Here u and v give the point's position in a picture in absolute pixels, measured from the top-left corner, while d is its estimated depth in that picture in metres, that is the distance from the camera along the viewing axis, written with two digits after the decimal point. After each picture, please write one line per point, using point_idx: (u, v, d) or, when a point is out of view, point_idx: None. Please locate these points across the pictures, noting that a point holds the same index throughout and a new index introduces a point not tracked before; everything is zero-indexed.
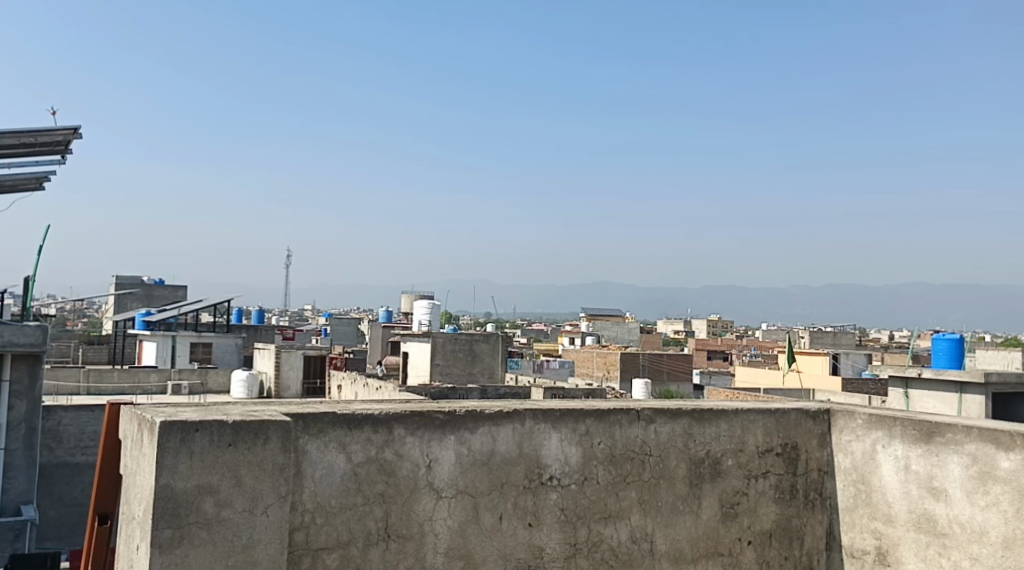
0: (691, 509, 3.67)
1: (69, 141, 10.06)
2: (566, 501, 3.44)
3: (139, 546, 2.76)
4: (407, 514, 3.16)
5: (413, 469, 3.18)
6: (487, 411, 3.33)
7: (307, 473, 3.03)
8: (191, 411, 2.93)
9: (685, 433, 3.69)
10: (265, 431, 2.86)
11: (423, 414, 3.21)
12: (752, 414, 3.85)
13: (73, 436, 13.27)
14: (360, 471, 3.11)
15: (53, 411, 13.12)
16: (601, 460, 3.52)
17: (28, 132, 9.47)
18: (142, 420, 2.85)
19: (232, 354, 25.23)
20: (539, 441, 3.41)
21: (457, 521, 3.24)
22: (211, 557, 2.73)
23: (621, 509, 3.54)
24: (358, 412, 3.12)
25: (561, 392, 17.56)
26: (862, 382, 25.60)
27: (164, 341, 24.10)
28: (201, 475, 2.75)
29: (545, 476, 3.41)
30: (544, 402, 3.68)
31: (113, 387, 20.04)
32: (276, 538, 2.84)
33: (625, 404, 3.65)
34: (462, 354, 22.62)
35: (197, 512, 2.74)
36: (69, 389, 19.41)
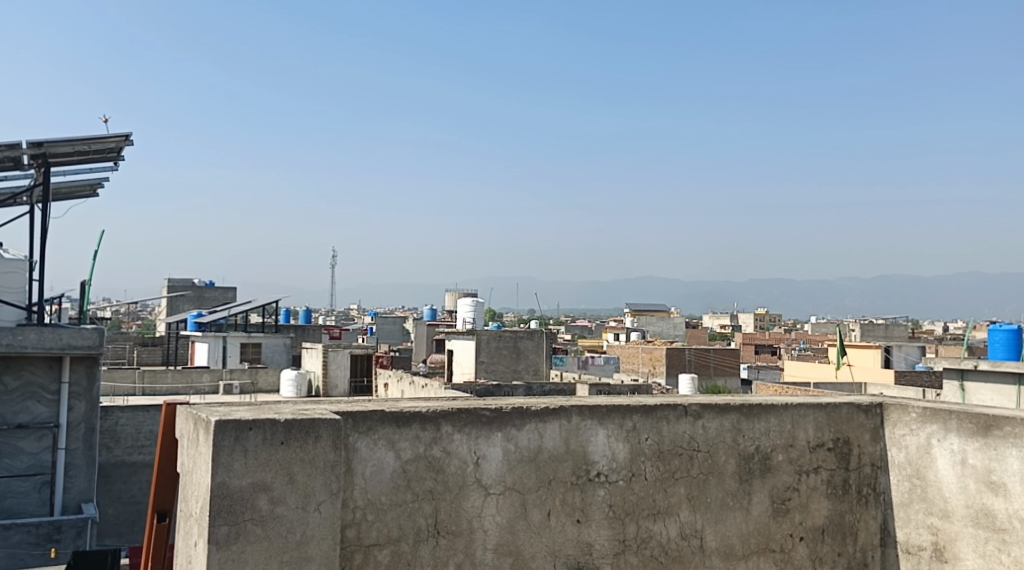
0: (742, 505, 3.68)
1: (121, 148, 10.30)
2: (614, 497, 3.47)
3: (197, 543, 2.86)
4: (456, 511, 3.23)
5: (461, 466, 3.25)
6: (533, 408, 3.38)
7: (358, 471, 3.10)
8: (245, 411, 3.02)
9: (733, 428, 3.69)
10: (317, 429, 2.94)
11: (470, 412, 3.27)
12: (802, 409, 3.84)
13: (129, 435, 13.62)
14: (408, 468, 3.17)
15: (111, 411, 13.47)
16: (649, 456, 3.54)
17: (81, 140, 9.73)
18: (198, 419, 2.95)
19: (282, 354, 25.64)
20: (585, 437, 3.44)
21: (506, 517, 3.29)
22: (266, 554, 2.82)
23: (670, 506, 3.56)
24: (406, 411, 3.18)
25: (606, 388, 17.54)
26: (915, 374, 25.20)
27: (216, 342, 24.58)
28: (255, 472, 2.84)
29: (593, 473, 3.45)
30: (591, 398, 3.72)
31: (168, 388, 20.51)
32: (328, 535, 2.93)
33: (672, 399, 3.67)
34: (506, 352, 22.69)
35: (251, 509, 2.83)
36: (125, 390, 19.91)
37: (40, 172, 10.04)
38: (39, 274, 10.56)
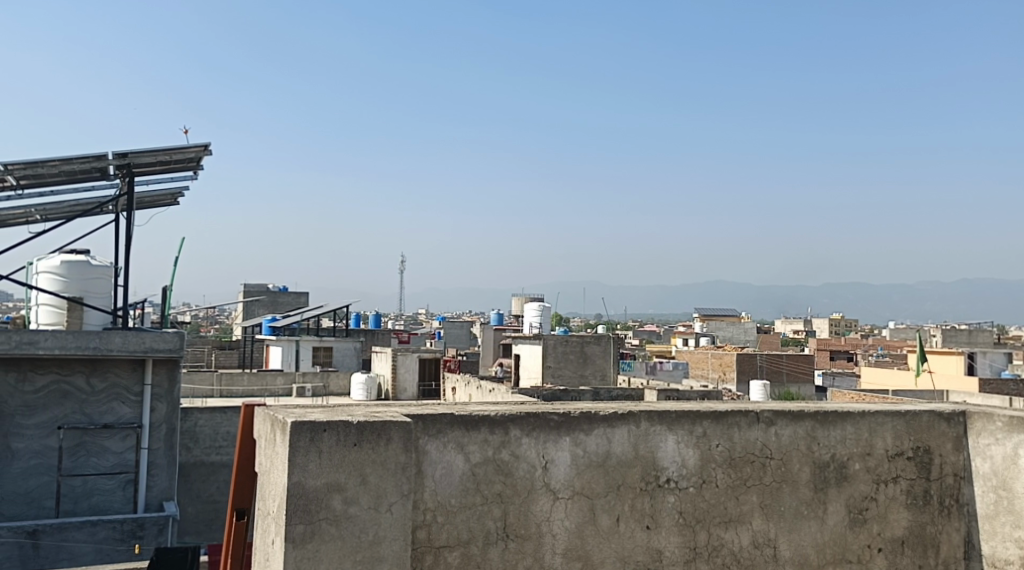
0: (816, 515, 3.62)
1: (200, 158, 10.62)
2: (684, 504, 3.46)
3: (274, 541, 2.94)
4: (525, 514, 3.25)
5: (530, 470, 3.27)
6: (602, 412, 3.38)
7: (428, 473, 3.15)
8: (319, 413, 3.10)
9: (808, 435, 3.64)
10: (388, 431, 3.01)
11: (538, 415, 3.30)
12: (880, 416, 3.76)
13: (208, 436, 14.03)
14: (477, 471, 3.22)
15: (191, 412, 13.92)
16: (720, 463, 3.51)
17: (163, 150, 10.08)
18: (274, 420, 3.05)
19: (352, 358, 26.08)
20: (654, 443, 3.44)
21: (574, 522, 3.31)
22: (340, 554, 2.89)
23: (741, 513, 3.53)
24: (475, 414, 3.23)
25: (675, 394, 17.34)
26: (1001, 383, 24.31)
27: (289, 346, 25.11)
28: (329, 473, 2.91)
29: (662, 479, 3.44)
30: (661, 404, 3.71)
31: (244, 390, 21.03)
32: (399, 535, 3.00)
33: (743, 406, 3.63)
34: (573, 357, 22.66)
35: (326, 509, 2.90)
36: (204, 392, 20.49)
37: (124, 181, 10.42)
38: (123, 281, 10.93)
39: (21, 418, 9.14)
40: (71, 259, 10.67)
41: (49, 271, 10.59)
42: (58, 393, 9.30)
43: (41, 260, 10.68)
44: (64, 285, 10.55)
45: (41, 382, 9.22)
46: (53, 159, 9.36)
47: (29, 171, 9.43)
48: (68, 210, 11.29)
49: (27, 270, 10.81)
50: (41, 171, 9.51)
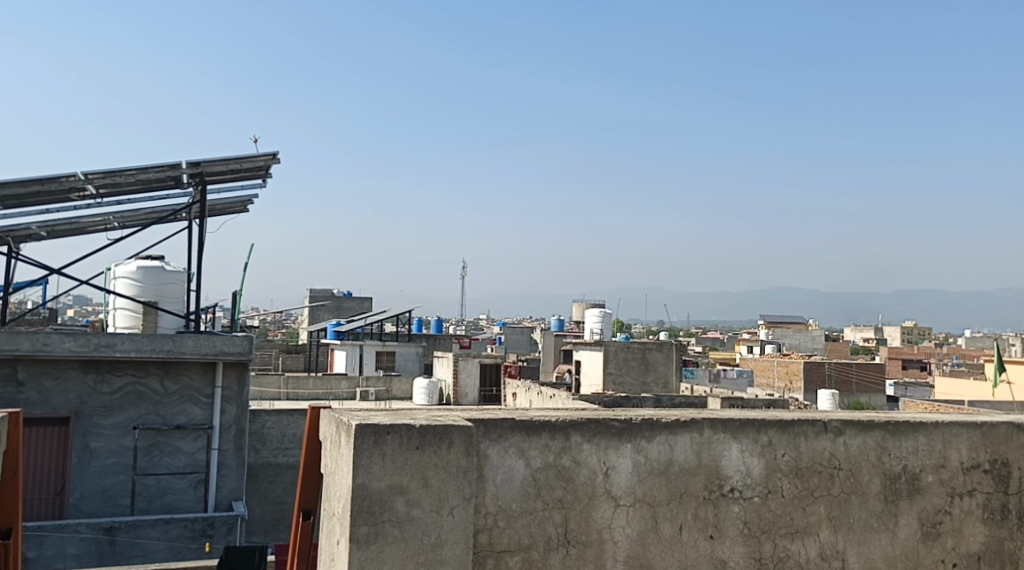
0: (887, 527, 3.55)
1: (269, 166, 10.86)
2: (749, 514, 3.42)
3: (339, 541, 3.00)
4: (586, 521, 3.26)
5: (591, 476, 3.28)
6: (663, 419, 3.37)
7: (489, 478, 3.18)
8: (383, 416, 3.16)
9: (878, 446, 3.57)
10: (450, 434, 3.05)
11: (599, 422, 3.30)
12: (955, 427, 3.66)
13: (275, 438, 14.33)
14: (539, 477, 3.23)
15: (258, 415, 14.24)
16: (787, 472, 3.47)
17: (234, 159, 10.34)
18: (339, 423, 3.11)
19: (414, 362, 26.38)
20: (718, 451, 3.41)
21: (636, 530, 3.31)
22: (403, 554, 2.95)
23: (809, 525, 3.48)
24: (536, 419, 3.24)
25: (740, 402, 17.11)
26: None
27: (353, 350, 25.49)
28: (393, 476, 2.97)
29: (726, 488, 3.41)
30: (725, 411, 3.67)
31: (310, 394, 21.43)
32: (461, 538, 3.04)
33: (810, 415, 3.58)
34: (636, 363, 22.50)
35: (390, 511, 2.95)
36: (271, 394, 20.94)
37: (197, 189, 10.73)
38: (195, 285, 11.24)
39: (99, 418, 9.44)
40: (146, 264, 11.03)
41: (126, 276, 10.98)
42: (133, 394, 9.60)
43: (119, 266, 11.08)
44: (140, 290, 10.91)
45: (118, 384, 9.53)
46: (130, 168, 9.68)
47: (107, 180, 9.77)
48: (144, 217, 11.67)
49: (105, 275, 11.22)
50: (119, 180, 9.84)
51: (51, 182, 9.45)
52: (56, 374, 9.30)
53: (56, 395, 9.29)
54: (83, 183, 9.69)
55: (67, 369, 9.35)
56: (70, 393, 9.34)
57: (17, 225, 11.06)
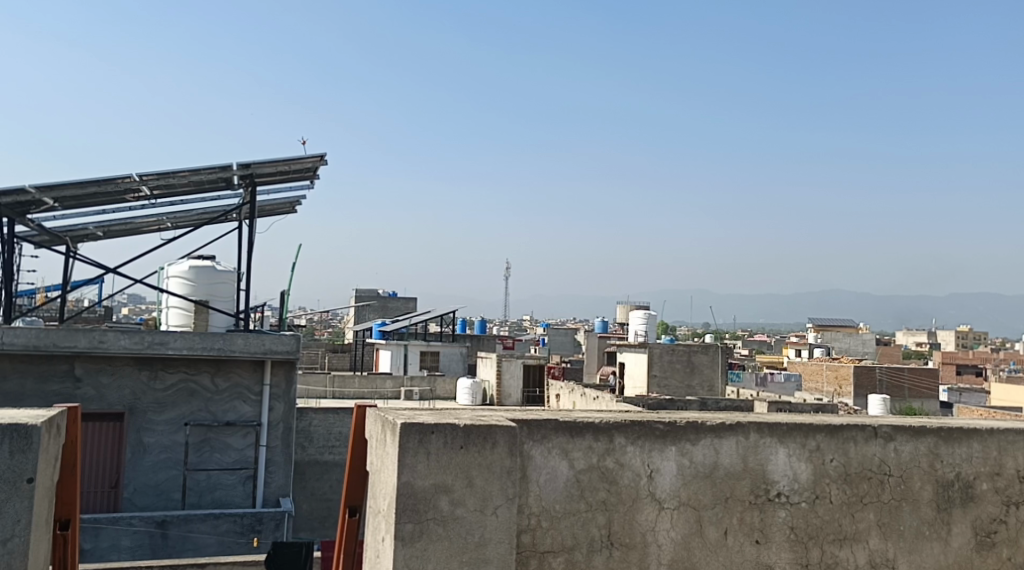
0: (940, 535, 3.50)
1: (317, 167, 10.99)
2: (796, 519, 3.39)
3: (384, 538, 3.04)
4: (630, 523, 3.27)
5: (635, 478, 3.28)
6: (709, 422, 3.36)
7: (533, 478, 3.19)
8: (428, 415, 3.20)
9: (929, 452, 3.52)
10: (494, 434, 3.08)
11: (643, 424, 3.31)
12: (1011, 434, 3.59)
13: (321, 436, 14.52)
14: (582, 478, 3.24)
15: (305, 413, 14.45)
16: (835, 478, 3.43)
17: (283, 160, 10.48)
18: (385, 422, 3.15)
19: (458, 362, 26.52)
20: (764, 456, 3.38)
21: (680, 533, 3.30)
22: (448, 553, 2.98)
23: (858, 531, 3.44)
24: (580, 421, 3.26)
25: (787, 406, 16.87)
26: None
27: (398, 350, 25.69)
28: (437, 475, 3.00)
29: (773, 493, 3.38)
30: (773, 416, 3.65)
31: (355, 392, 21.65)
32: (505, 538, 3.06)
33: (860, 420, 3.54)
34: (681, 366, 22.33)
35: (434, 509, 2.99)
36: (318, 393, 21.21)
37: (247, 191, 10.92)
38: (246, 285, 11.43)
39: (152, 414, 9.66)
40: (199, 264, 11.26)
41: (179, 276, 11.21)
42: (185, 391, 9.80)
43: (172, 265, 11.33)
44: (192, 289, 11.14)
45: (171, 381, 9.74)
46: (183, 169, 9.88)
47: (161, 182, 9.98)
48: (197, 218, 11.91)
49: (158, 274, 11.47)
50: (172, 181, 10.05)
51: (107, 184, 9.68)
52: (112, 371, 9.53)
53: (112, 392, 9.52)
54: (138, 184, 9.91)
55: (122, 366, 9.57)
56: (125, 389, 9.57)
57: (76, 225, 11.37)
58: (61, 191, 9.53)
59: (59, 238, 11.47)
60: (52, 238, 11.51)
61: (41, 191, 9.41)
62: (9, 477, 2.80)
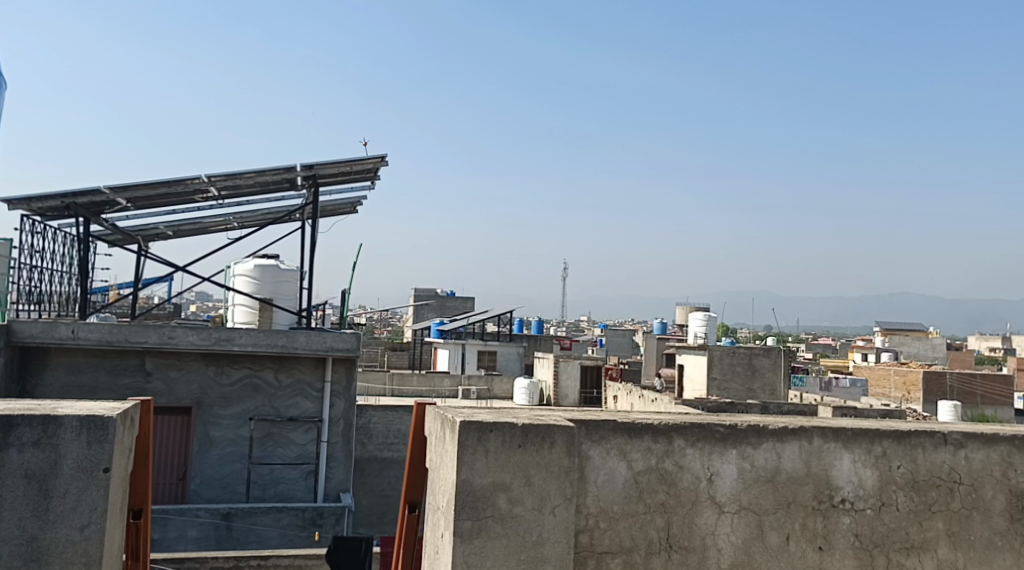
0: (1013, 547, 3.40)
1: (377, 168, 11.11)
2: (860, 526, 3.34)
3: (443, 534, 3.08)
4: (689, 527, 3.25)
5: (695, 481, 3.26)
6: (771, 426, 3.32)
7: (591, 478, 3.20)
8: (487, 414, 3.23)
9: (1002, 461, 3.42)
10: (552, 434, 3.09)
11: (703, 426, 3.28)
12: None
13: (381, 433, 14.67)
14: (641, 479, 3.24)
15: (365, 410, 14.62)
16: (902, 485, 3.37)
17: (345, 161, 10.61)
18: (445, 420, 3.19)
19: (515, 362, 26.59)
20: (829, 461, 3.33)
21: (741, 538, 3.27)
22: (506, 551, 3.00)
23: (925, 540, 3.37)
24: (639, 422, 3.25)
25: (853, 412, 16.53)
26: None
27: (456, 349, 25.86)
28: (496, 473, 3.03)
29: (837, 499, 3.33)
30: (837, 421, 3.59)
31: (414, 391, 21.86)
32: (563, 537, 3.07)
33: (929, 426, 3.46)
34: (741, 369, 22.03)
35: (493, 507, 3.01)
36: (377, 390, 21.48)
37: (310, 191, 11.11)
38: (308, 284, 11.63)
39: (218, 408, 9.90)
40: (263, 263, 11.50)
41: (245, 274, 11.45)
42: (250, 387, 10.01)
43: (238, 264, 11.58)
44: (257, 287, 11.38)
45: (236, 376, 9.97)
46: (249, 171, 10.08)
47: (228, 183, 10.21)
48: (262, 218, 12.16)
49: (225, 273, 11.74)
50: (238, 182, 10.27)
51: (177, 185, 9.94)
52: (181, 366, 9.80)
53: (180, 386, 9.79)
54: (206, 185, 10.15)
55: (191, 361, 9.83)
56: (193, 384, 9.82)
57: (147, 225, 11.70)
58: (134, 192, 9.81)
59: (131, 237, 11.83)
60: (125, 237, 11.86)
61: (115, 192, 9.70)
62: (87, 466, 2.91)
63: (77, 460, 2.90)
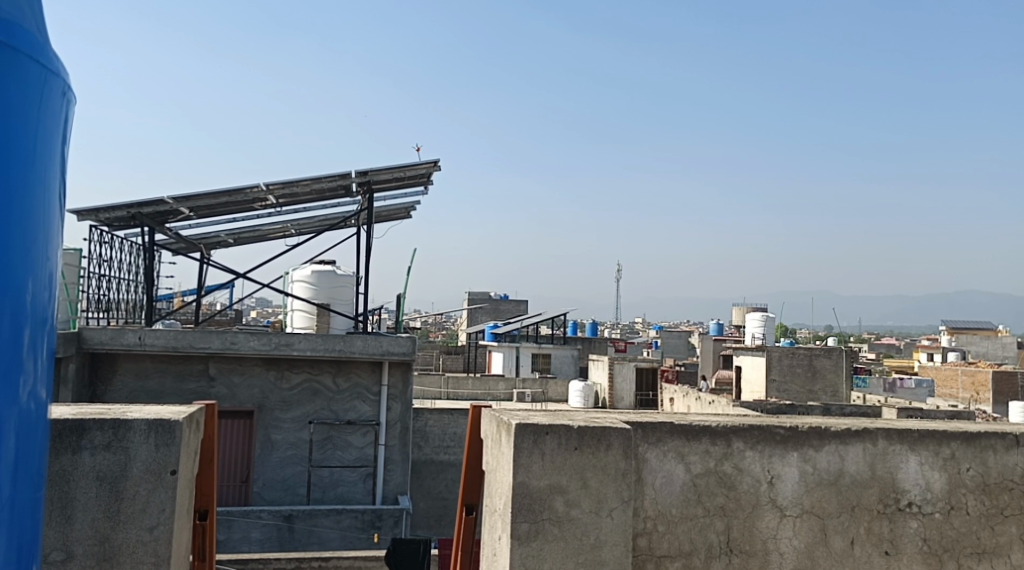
0: None
1: (430, 173, 11.20)
2: (929, 531, 3.27)
3: (501, 537, 3.10)
4: (750, 530, 3.22)
5: (755, 484, 3.23)
6: (833, 428, 3.27)
7: (648, 481, 3.19)
8: (542, 417, 3.24)
9: None
10: (608, 436, 3.09)
11: (763, 429, 3.25)
12: None
13: (437, 436, 14.78)
14: (699, 482, 3.21)
15: (421, 413, 14.74)
16: (971, 488, 3.29)
17: (399, 167, 10.72)
18: (500, 422, 3.20)
19: (570, 365, 26.56)
20: (894, 464, 3.27)
21: (804, 542, 3.23)
22: (564, 554, 3.01)
23: (997, 546, 3.30)
24: (696, 424, 3.23)
25: (919, 413, 16.17)
26: None
27: (510, 352, 25.94)
28: (552, 475, 3.04)
29: (903, 502, 3.27)
30: (902, 422, 3.52)
31: (469, 394, 21.99)
32: (621, 540, 3.06)
33: (999, 427, 3.37)
34: (802, 370, 21.69)
35: (550, 510, 3.02)
36: (433, 394, 21.66)
37: (365, 198, 11.26)
38: (364, 289, 11.78)
39: (279, 412, 10.08)
40: (321, 269, 11.68)
41: (303, 280, 11.65)
42: (309, 391, 10.18)
43: (296, 270, 11.79)
44: (315, 293, 11.56)
45: (296, 380, 10.14)
46: (306, 178, 10.25)
47: (286, 190, 10.39)
48: (319, 224, 12.35)
49: (284, 279, 11.95)
50: (296, 190, 10.45)
51: (237, 193, 10.15)
52: (242, 371, 10.00)
53: (242, 390, 9.99)
54: (264, 193, 10.34)
55: (252, 366, 10.03)
56: (255, 388, 10.02)
57: (209, 233, 11.97)
58: (195, 201, 10.05)
59: (194, 246, 12.13)
60: (188, 246, 12.16)
61: (178, 202, 9.95)
62: (155, 469, 2.99)
63: (145, 462, 2.99)
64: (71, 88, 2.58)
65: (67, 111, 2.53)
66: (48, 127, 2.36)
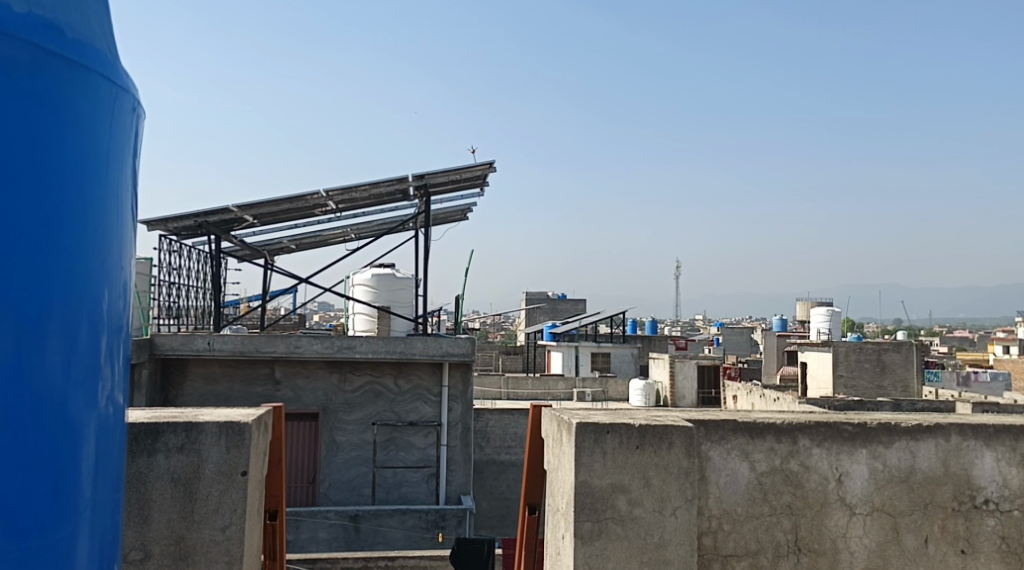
0: None
1: (485, 174, 11.24)
2: (1007, 529, 3.18)
3: (564, 536, 3.10)
4: (818, 529, 3.16)
5: (822, 482, 3.17)
6: (903, 425, 3.20)
7: (712, 480, 3.15)
8: (602, 415, 3.23)
9: None
10: (670, 435, 3.07)
11: (830, 425, 3.19)
12: None
13: (498, 436, 14.83)
14: (765, 481, 3.18)
15: (482, 414, 14.80)
16: None
17: (455, 170, 10.77)
18: (561, 421, 3.21)
19: (630, 364, 26.35)
20: (968, 459, 3.18)
21: (875, 541, 3.16)
22: (627, 554, 3.00)
23: None
24: (761, 422, 3.19)
25: (994, 408, 15.68)
26: None
27: (569, 352, 25.90)
28: (613, 474, 3.03)
29: (979, 499, 3.18)
30: (975, 417, 3.42)
31: (529, 393, 22.00)
32: (685, 539, 3.04)
33: None
34: (870, 365, 21.17)
35: (612, 509, 3.01)
36: (493, 394, 21.73)
37: (422, 201, 11.36)
38: (423, 291, 11.88)
39: (343, 414, 10.23)
40: (381, 273, 11.82)
41: (364, 284, 11.80)
42: (371, 393, 10.30)
43: (356, 275, 11.95)
44: (375, 296, 11.70)
45: (358, 383, 10.27)
46: (364, 183, 10.38)
47: (345, 196, 10.54)
48: (378, 228, 12.49)
49: (346, 283, 12.13)
50: (354, 195, 10.59)
51: (298, 200, 10.33)
52: (307, 374, 10.17)
53: (307, 393, 10.16)
54: (324, 200, 10.50)
55: (316, 369, 10.19)
56: (319, 391, 10.18)
57: (272, 240, 12.20)
58: (258, 209, 10.25)
59: (258, 252, 12.38)
60: (252, 252, 12.41)
61: (241, 210, 10.18)
62: (226, 470, 3.07)
63: (217, 464, 3.07)
64: (140, 103, 2.65)
65: (136, 126, 2.60)
66: (118, 142, 2.44)
